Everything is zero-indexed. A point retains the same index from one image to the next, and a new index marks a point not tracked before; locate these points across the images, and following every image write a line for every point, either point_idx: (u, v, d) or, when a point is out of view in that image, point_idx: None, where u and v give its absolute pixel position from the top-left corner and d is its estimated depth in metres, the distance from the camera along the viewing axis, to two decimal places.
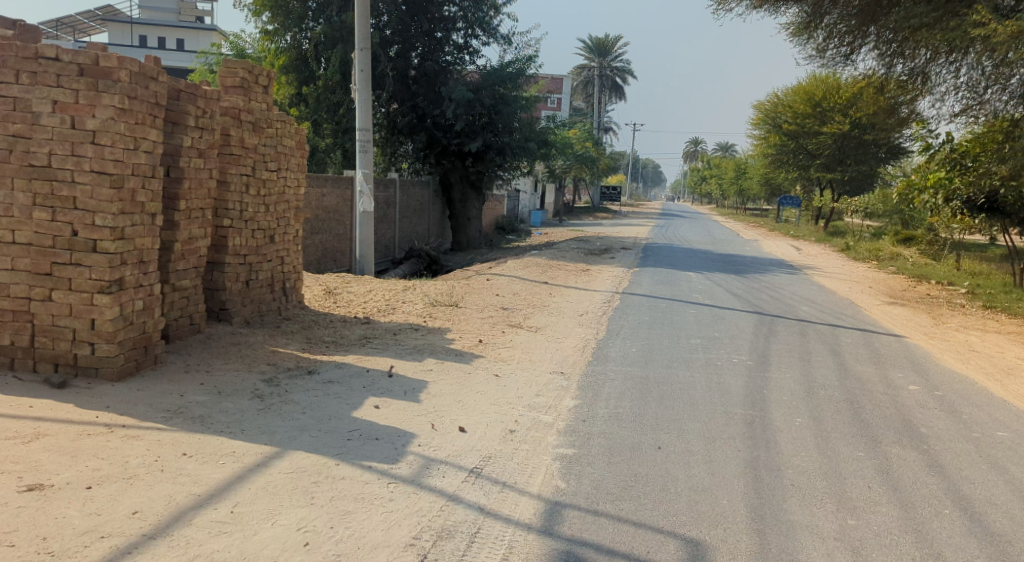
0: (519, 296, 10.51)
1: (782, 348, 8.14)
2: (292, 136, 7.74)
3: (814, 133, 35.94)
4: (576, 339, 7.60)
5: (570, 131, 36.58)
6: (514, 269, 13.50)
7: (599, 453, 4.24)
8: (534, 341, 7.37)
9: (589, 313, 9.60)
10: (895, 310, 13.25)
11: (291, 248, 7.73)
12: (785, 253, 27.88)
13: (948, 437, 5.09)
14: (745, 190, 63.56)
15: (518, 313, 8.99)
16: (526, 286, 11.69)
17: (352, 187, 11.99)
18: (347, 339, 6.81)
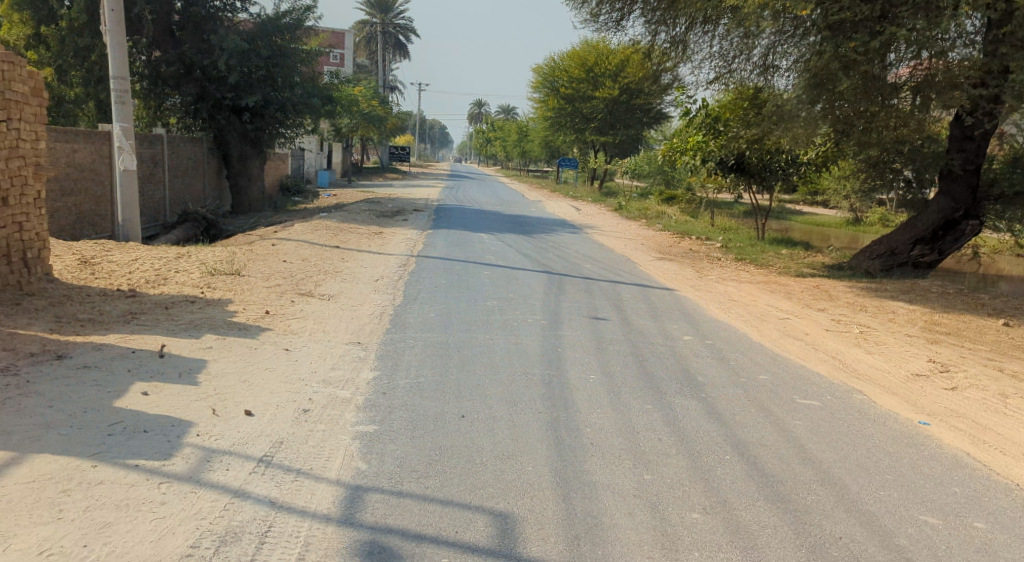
0: (308, 261, 10.05)
1: (572, 305, 8.38)
2: (23, 83, 6.84)
3: (588, 97, 37.70)
4: (372, 306, 7.36)
5: (354, 89, 35.63)
6: (301, 232, 12.93)
7: (400, 427, 4.08)
8: (325, 310, 7.04)
9: (380, 277, 9.36)
10: (666, 266, 14.18)
11: (31, 213, 6.82)
12: (566, 212, 29.06)
13: (723, 384, 5.42)
14: (527, 151, 65.58)
15: (306, 280, 8.58)
16: (314, 250, 11.22)
17: (109, 144, 10.84)
18: (110, 315, 6.11)
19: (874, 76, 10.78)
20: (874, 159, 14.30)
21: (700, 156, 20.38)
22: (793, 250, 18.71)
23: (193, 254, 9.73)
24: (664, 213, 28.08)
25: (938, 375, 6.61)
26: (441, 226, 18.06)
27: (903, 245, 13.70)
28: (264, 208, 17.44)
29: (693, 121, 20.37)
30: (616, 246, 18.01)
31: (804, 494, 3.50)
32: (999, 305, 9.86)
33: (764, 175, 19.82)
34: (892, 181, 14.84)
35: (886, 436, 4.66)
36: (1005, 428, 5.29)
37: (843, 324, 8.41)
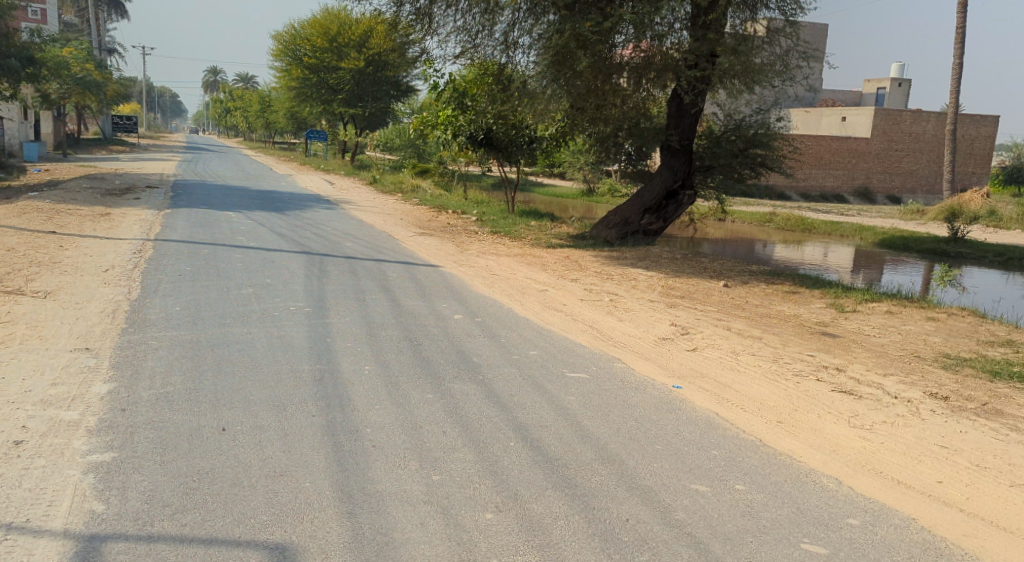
0: (18, 252, 8.71)
1: (334, 290, 7.98)
2: None
3: (333, 68, 36.66)
4: (100, 302, 6.48)
5: (66, 52, 31.89)
6: (10, 217, 11.24)
7: (145, 449, 3.55)
8: (41, 310, 6.08)
9: (106, 266, 8.31)
10: (426, 242, 14.07)
11: None
12: (319, 188, 28.06)
13: (497, 363, 5.39)
14: (271, 123, 62.78)
15: (14, 274, 7.41)
16: (27, 237, 9.78)
17: None
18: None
19: (603, 58, 11.66)
20: (601, 136, 15.14)
21: (449, 129, 20.29)
22: (542, 221, 19.37)
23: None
24: (417, 187, 28.01)
25: (680, 337, 6.71)
26: (180, 205, 16.58)
27: (635, 215, 14.60)
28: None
29: (443, 95, 20.36)
30: (373, 222, 17.61)
31: (588, 475, 3.45)
32: (717, 267, 10.59)
33: (513, 150, 20.32)
34: (616, 156, 15.75)
35: (650, 402, 4.74)
36: (741, 385, 5.36)
37: (595, 292, 8.64)
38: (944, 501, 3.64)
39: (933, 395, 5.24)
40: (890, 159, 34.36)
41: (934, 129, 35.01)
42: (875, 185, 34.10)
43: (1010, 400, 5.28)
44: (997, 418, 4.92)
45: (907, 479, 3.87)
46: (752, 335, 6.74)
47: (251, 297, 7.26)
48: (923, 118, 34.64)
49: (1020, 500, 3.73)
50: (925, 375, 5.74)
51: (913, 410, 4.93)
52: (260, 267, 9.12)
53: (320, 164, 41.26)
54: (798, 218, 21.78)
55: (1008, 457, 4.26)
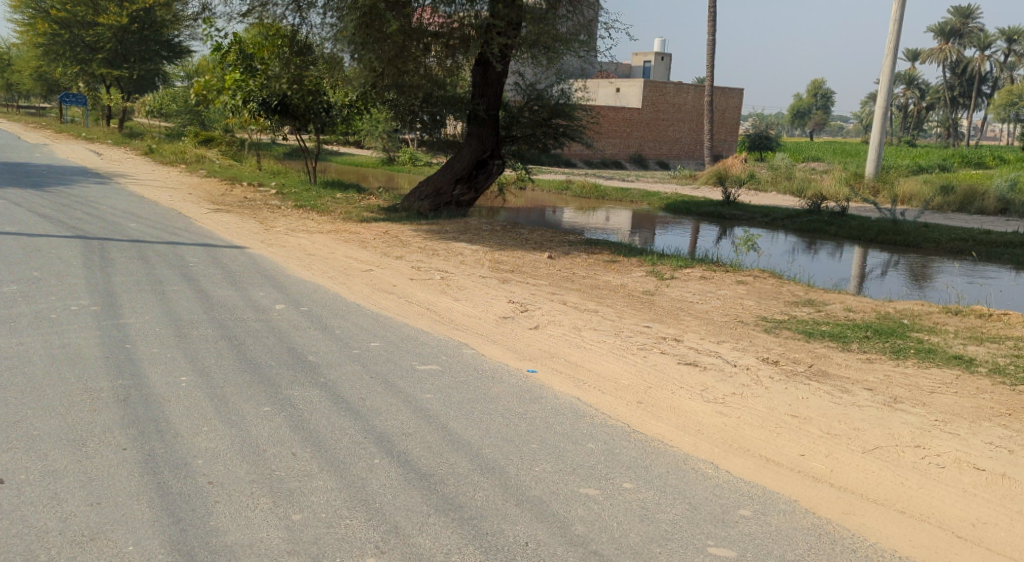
0: None
1: (129, 294, 7.26)
2: None
3: (89, 24, 33.23)
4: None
5: None
6: None
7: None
8: None
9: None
10: (224, 227, 13.20)
11: None
12: (86, 158, 25.58)
13: (337, 361, 5.27)
14: (16, 86, 56.32)
15: None
16: None
17: None
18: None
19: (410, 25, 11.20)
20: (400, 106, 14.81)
21: (238, 93, 18.98)
22: (346, 193, 18.70)
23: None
24: (202, 157, 26.21)
25: (520, 314, 6.56)
26: None
27: (447, 185, 14.33)
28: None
29: (227, 57, 18.88)
30: (160, 202, 16.27)
31: (470, 493, 3.14)
32: (537, 239, 10.59)
33: (309, 116, 19.41)
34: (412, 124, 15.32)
35: (511, 396, 4.51)
36: (592, 363, 5.20)
37: (423, 272, 8.65)
38: (815, 476, 3.47)
39: (766, 359, 5.18)
40: (659, 127, 36.42)
41: (693, 100, 37.42)
42: (647, 152, 36.08)
43: (830, 359, 5.25)
44: (827, 380, 4.82)
45: (774, 456, 3.67)
46: (588, 308, 6.62)
47: (28, 310, 6.39)
48: (683, 89, 36.89)
49: (877, 466, 3.59)
50: (752, 340, 5.67)
51: (753, 378, 4.81)
52: (27, 272, 8.25)
53: (83, 132, 37.49)
54: (591, 185, 22.43)
55: (852, 421, 4.13)
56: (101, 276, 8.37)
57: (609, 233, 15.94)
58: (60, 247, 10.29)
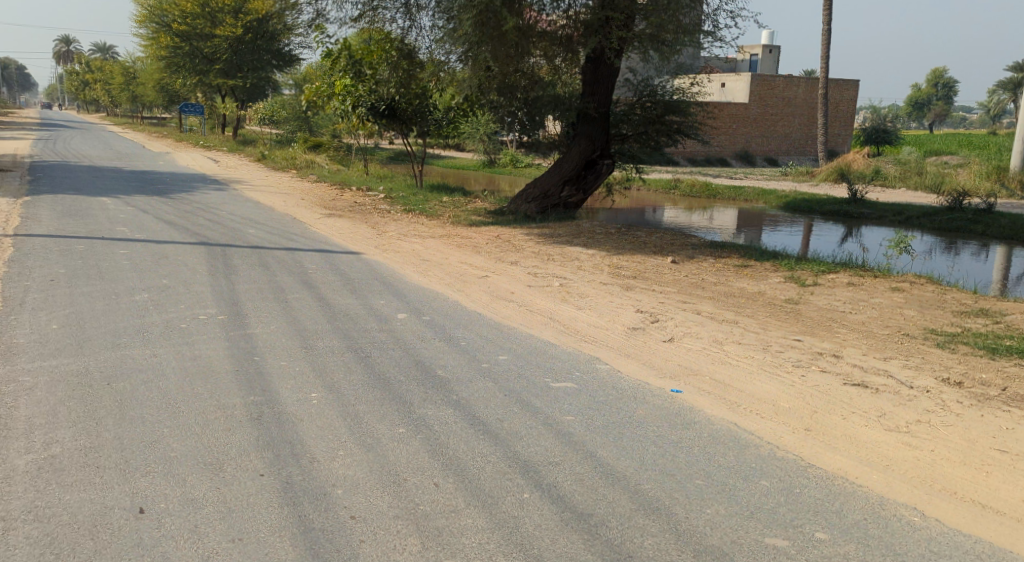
0: None
1: (254, 309, 7.74)
2: None
3: (206, 35, 34.72)
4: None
5: None
6: None
7: (19, 510, 3.28)
8: None
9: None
10: (338, 232, 13.34)
11: None
12: (203, 165, 26.59)
13: (466, 377, 5.16)
14: (140, 97, 59.53)
15: None
16: None
17: None
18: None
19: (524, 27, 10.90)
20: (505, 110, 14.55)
21: (347, 99, 19.29)
22: (453, 195, 18.64)
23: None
24: (312, 162, 26.79)
25: (651, 325, 6.12)
26: (55, 205, 15.33)
27: (554, 187, 13.95)
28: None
29: (337, 64, 19.19)
30: (275, 207, 16.67)
31: (639, 540, 2.88)
32: (657, 242, 10.11)
33: (415, 120, 19.55)
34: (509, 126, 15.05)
35: (659, 421, 4.09)
36: (740, 381, 4.72)
37: (542, 278, 8.33)
38: None
39: (946, 381, 4.57)
40: (767, 122, 35.10)
41: (805, 93, 35.86)
42: (754, 148, 34.88)
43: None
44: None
45: (989, 501, 3.17)
46: (726, 319, 6.11)
47: (161, 323, 7.02)
48: (795, 82, 35.34)
49: None
50: (924, 356, 5.06)
51: (939, 403, 4.24)
52: (159, 279, 9.02)
53: (200, 139, 39.09)
54: (703, 184, 21.67)
55: None
56: (222, 280, 9.09)
57: (711, 233, 15.22)
58: (186, 255, 10.63)
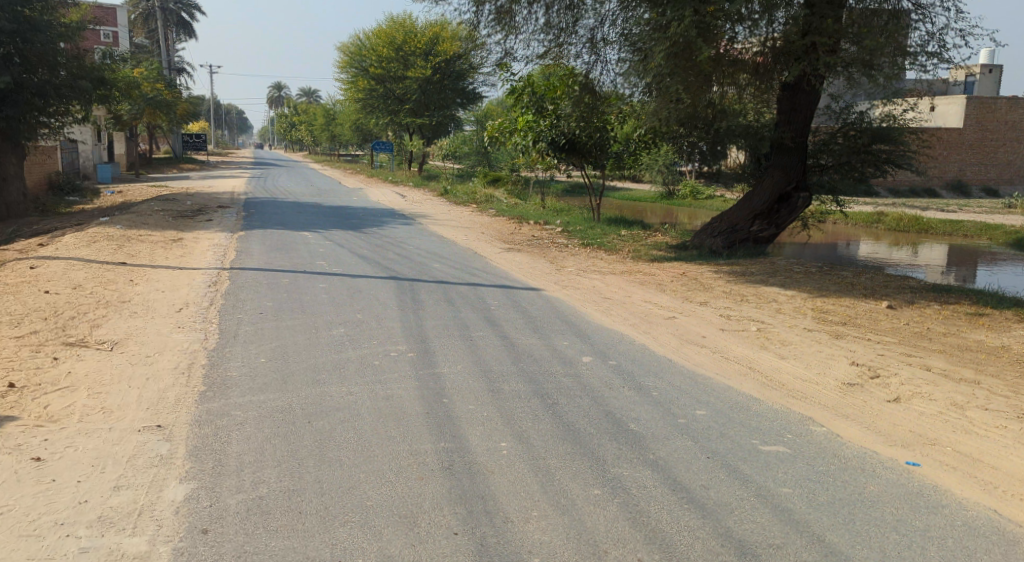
0: (123, 327, 8.78)
1: (439, 341, 7.96)
2: None
3: (398, 78, 36.78)
4: (174, 355, 7.71)
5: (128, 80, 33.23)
6: (77, 280, 11.15)
7: (232, 553, 3.90)
8: (131, 381, 6.81)
9: (200, 328, 8.81)
10: (518, 266, 13.35)
11: None
12: (391, 199, 27.80)
13: (660, 431, 4.83)
14: (338, 137, 63.70)
15: (50, 357, 7.55)
16: (91, 305, 9.76)
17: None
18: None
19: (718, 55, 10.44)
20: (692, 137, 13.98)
21: (529, 135, 19.53)
22: (633, 229, 18.27)
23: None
24: (492, 196, 27.32)
25: (871, 381, 5.46)
26: (262, 239, 16.48)
27: (744, 222, 13.23)
28: (33, 245, 15.44)
29: (520, 100, 19.48)
30: (458, 242, 17.06)
31: None
32: (865, 283, 9.25)
33: (595, 153, 19.44)
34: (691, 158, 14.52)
35: (898, 502, 3.74)
36: (990, 458, 4.18)
37: (737, 321, 7.77)
38: None
39: None
40: (983, 149, 32.11)
41: None
42: (966, 178, 32.04)
43: None
44: None
45: None
46: (961, 377, 5.37)
47: (355, 356, 7.46)
48: (1017, 104, 32.09)
49: None
50: None
51: None
52: (352, 313, 9.49)
53: (389, 175, 41.11)
54: (908, 217, 19.98)
55: None
56: (411, 313, 9.41)
57: (915, 271, 13.85)
58: (378, 289, 11.03)
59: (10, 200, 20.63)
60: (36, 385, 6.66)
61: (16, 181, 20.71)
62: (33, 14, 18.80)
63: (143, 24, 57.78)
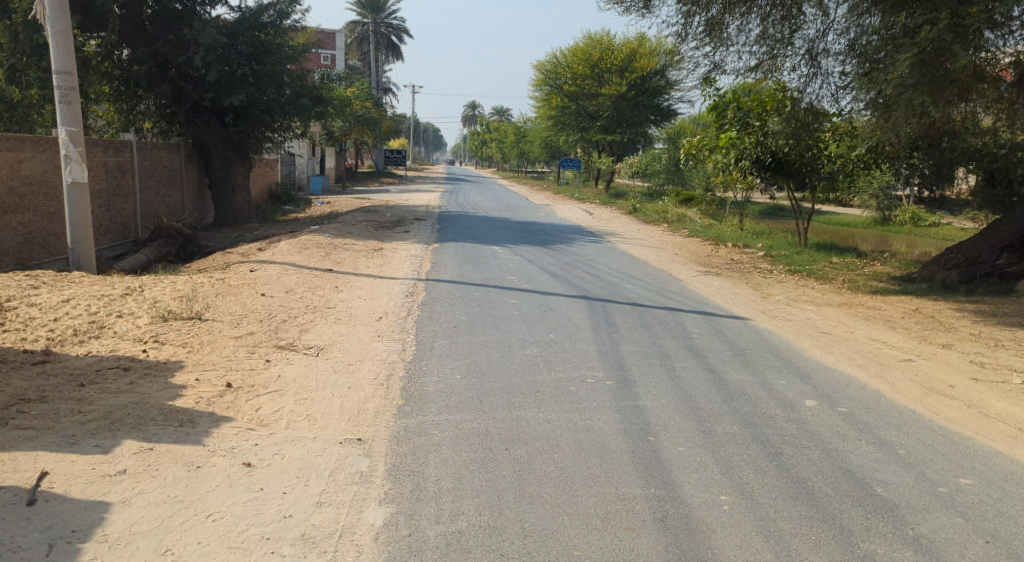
0: (327, 333, 8.94)
1: (640, 369, 7.48)
2: (51, 313, 9.25)
3: (593, 95, 36.73)
4: (375, 365, 7.68)
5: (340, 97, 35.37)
6: (290, 286, 11.64)
7: None
8: (330, 389, 6.81)
9: (400, 339, 8.80)
10: (719, 291, 12.58)
11: (54, 383, 6.53)
12: (580, 216, 27.61)
13: (925, 509, 4.39)
14: (527, 154, 64.73)
15: (261, 359, 7.73)
16: (299, 310, 10.07)
17: (114, 282, 11.58)
18: (33, 406, 5.79)
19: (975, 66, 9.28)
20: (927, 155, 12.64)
21: (732, 153, 18.63)
22: (844, 256, 16.91)
23: (111, 324, 8.99)
24: (684, 216, 26.38)
25: None
26: (455, 252, 16.67)
27: (988, 254, 11.79)
28: (252, 249, 16.44)
29: (723, 116, 18.50)
30: (652, 262, 16.44)
31: None
32: None
33: (804, 174, 18.22)
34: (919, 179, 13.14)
35: None
36: None
37: (1000, 374, 6.77)
38: None
39: None
40: None
41: None
42: None
43: None
44: None
45: None
46: None
47: (552, 378, 7.14)
48: None
49: None
50: None
51: None
52: (546, 332, 9.17)
53: (577, 193, 41.06)
54: None
55: None
56: (609, 336, 8.97)
57: None
58: (571, 308, 10.71)
59: (237, 207, 22.29)
60: (251, 387, 6.79)
61: (242, 190, 22.34)
62: (267, 37, 20.19)
63: (357, 47, 61.31)
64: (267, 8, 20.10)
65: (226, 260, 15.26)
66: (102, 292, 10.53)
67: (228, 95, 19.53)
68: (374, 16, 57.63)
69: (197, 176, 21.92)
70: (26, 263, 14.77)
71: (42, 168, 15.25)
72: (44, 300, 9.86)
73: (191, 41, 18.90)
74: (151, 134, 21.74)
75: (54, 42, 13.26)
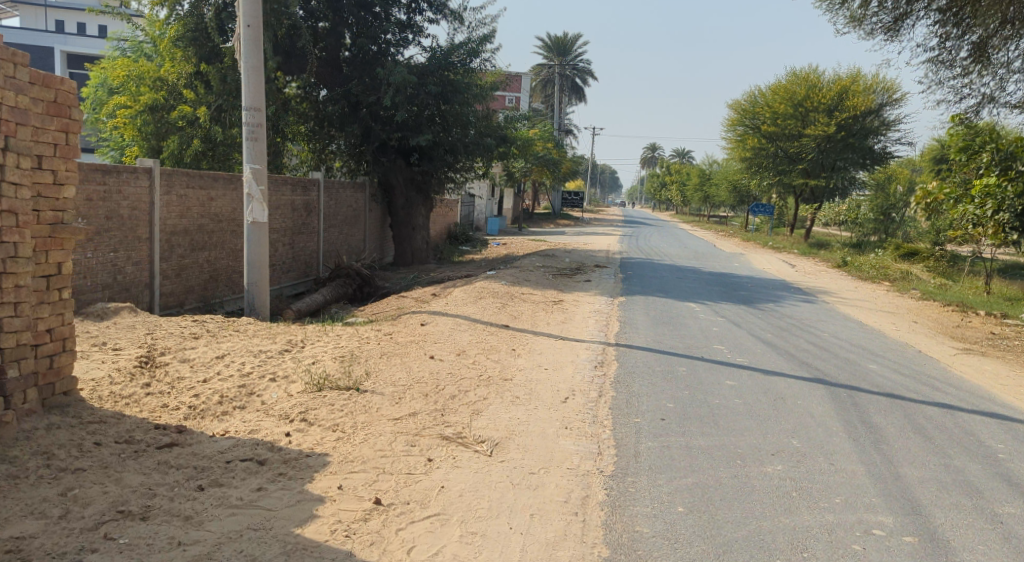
0: (504, 419, 7.20)
1: (952, 529, 5.52)
2: (196, 375, 8.10)
3: (794, 136, 33.79)
4: (564, 479, 5.84)
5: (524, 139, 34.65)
6: (463, 346, 10.16)
7: None
8: (505, 521, 5.11)
9: (594, 436, 6.88)
10: (1004, 387, 10.34)
11: (170, 479, 5.23)
12: (782, 269, 24.92)
13: None
14: (711, 198, 61.86)
15: (419, 457, 6.08)
16: (470, 381, 8.47)
17: (276, 333, 10.49)
18: (128, 526, 4.52)
19: None
20: None
21: (986, 203, 15.70)
22: None
23: (261, 391, 7.73)
24: (909, 272, 23.01)
25: None
26: (647, 308, 14.73)
27: None
28: (428, 295, 15.33)
29: (977, 158, 15.83)
30: (891, 335, 13.76)
31: None
32: None
33: None
34: None
35: None
36: None
37: None
38: None
39: None
40: None
41: None
42: None
43: None
44: None
45: None
46: None
47: (821, 529, 5.33)
48: None
49: None
50: None
51: None
52: (787, 441, 7.13)
53: (771, 240, 38.06)
54: None
55: None
56: (879, 460, 6.85)
57: None
58: (810, 405, 8.50)
59: (416, 248, 21.42)
60: (406, 506, 5.17)
61: (422, 230, 21.49)
62: (457, 76, 19.19)
63: (541, 89, 61.31)
64: (458, 47, 19.19)
65: (400, 307, 14.18)
66: (260, 346, 9.41)
67: (416, 135, 18.72)
68: (560, 58, 57.55)
69: (378, 216, 21.30)
70: (208, 301, 14.26)
71: (231, 207, 14.79)
72: (196, 355, 8.77)
73: (382, 81, 18.12)
74: (341, 172, 21.39)
75: (246, 77, 12.59)
